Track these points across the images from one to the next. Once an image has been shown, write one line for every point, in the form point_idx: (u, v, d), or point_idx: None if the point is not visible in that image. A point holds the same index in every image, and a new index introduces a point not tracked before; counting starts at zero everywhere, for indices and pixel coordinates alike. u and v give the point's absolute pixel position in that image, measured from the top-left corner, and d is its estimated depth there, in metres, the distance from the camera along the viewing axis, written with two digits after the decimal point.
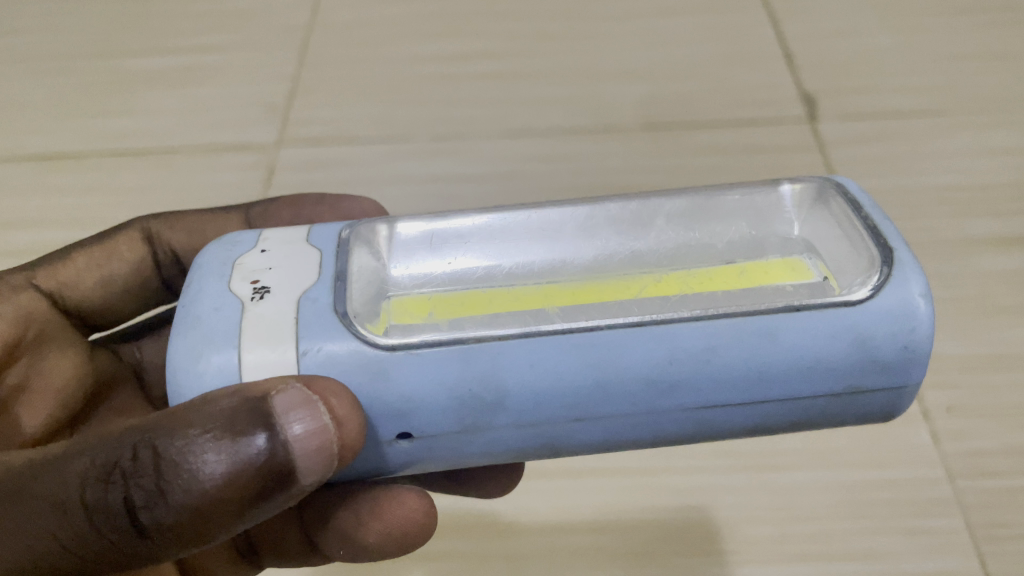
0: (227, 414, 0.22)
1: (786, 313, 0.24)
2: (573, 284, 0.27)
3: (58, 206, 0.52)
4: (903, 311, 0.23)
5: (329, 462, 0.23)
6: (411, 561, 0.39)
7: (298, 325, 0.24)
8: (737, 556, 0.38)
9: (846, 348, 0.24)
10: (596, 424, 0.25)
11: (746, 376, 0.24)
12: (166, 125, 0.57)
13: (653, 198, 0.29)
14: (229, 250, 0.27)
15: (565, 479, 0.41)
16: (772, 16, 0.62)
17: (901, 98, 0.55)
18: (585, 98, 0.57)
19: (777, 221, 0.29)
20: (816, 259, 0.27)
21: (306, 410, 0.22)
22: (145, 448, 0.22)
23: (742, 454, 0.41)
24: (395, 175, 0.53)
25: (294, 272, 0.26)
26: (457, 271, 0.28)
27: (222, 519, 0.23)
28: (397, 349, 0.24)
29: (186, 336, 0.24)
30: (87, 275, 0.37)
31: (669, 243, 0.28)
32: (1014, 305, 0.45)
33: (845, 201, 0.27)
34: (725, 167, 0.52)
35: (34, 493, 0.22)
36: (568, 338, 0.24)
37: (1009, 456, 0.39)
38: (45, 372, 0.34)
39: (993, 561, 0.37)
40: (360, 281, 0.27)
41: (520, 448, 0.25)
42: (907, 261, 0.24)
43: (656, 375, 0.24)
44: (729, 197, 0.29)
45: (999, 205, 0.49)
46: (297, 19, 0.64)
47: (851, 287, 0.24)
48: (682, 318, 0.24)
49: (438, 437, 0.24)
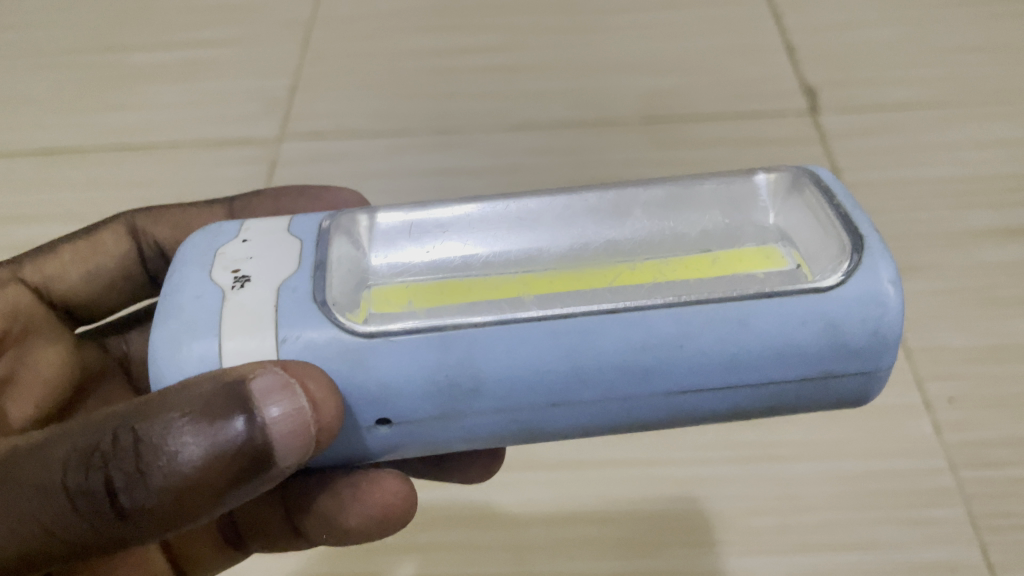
0: (206, 397, 0.21)
1: (757, 300, 0.23)
2: (545, 275, 0.26)
3: (60, 200, 0.53)
4: (872, 299, 0.22)
5: (307, 447, 0.23)
6: (409, 551, 0.39)
7: (277, 315, 0.23)
8: (738, 547, 0.38)
9: (817, 335, 0.22)
10: (569, 411, 0.24)
11: (720, 363, 0.23)
12: (166, 119, 0.57)
13: (630, 186, 0.27)
14: (212, 240, 0.26)
15: (566, 471, 0.41)
16: (772, 8, 0.62)
17: (902, 90, 0.55)
18: (585, 91, 0.57)
19: (752, 210, 0.27)
20: (790, 247, 0.25)
21: (284, 394, 0.22)
22: (126, 432, 0.22)
23: (741, 445, 0.41)
24: (395, 169, 0.54)
25: (275, 262, 0.25)
26: (435, 261, 0.27)
27: (202, 503, 0.22)
28: (375, 337, 0.23)
29: (168, 324, 0.23)
30: (72, 269, 0.37)
31: (645, 232, 0.27)
32: (1015, 295, 0.44)
33: (818, 190, 0.26)
34: (725, 159, 0.52)
35: (19, 477, 0.22)
36: (540, 325, 0.23)
37: (1010, 446, 0.39)
38: (33, 363, 0.34)
39: (994, 551, 0.37)
40: (341, 270, 0.26)
41: (496, 434, 0.24)
42: (877, 248, 0.23)
43: (630, 361, 0.23)
44: (706, 186, 0.27)
45: (1001, 196, 0.49)
46: (298, 13, 0.64)
47: (821, 276, 0.23)
48: (657, 306, 0.23)
49: (415, 423, 0.24)
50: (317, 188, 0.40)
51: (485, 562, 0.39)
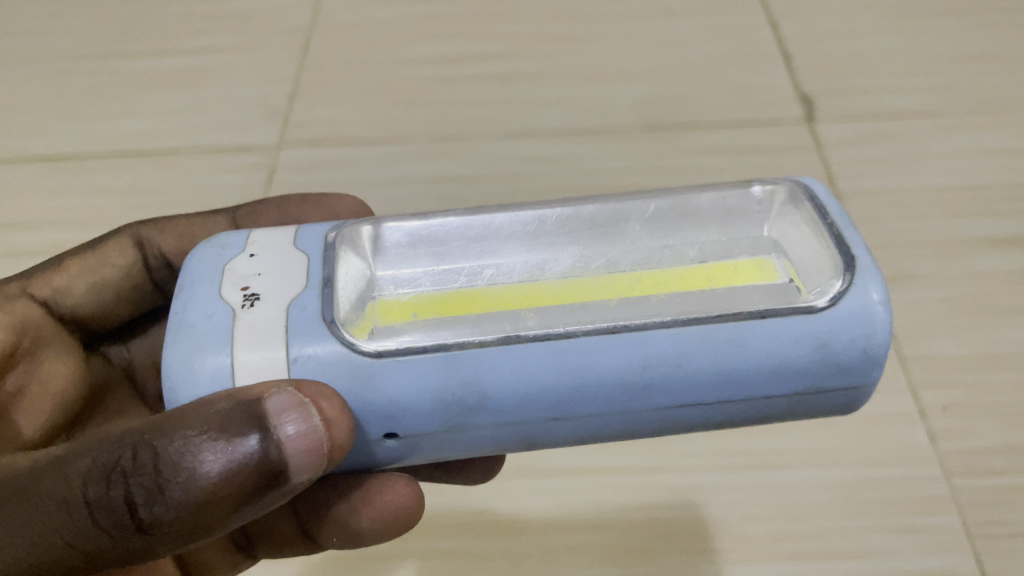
0: (223, 415, 0.22)
1: (751, 320, 0.23)
2: (548, 285, 0.26)
3: (58, 207, 0.53)
4: (862, 317, 0.23)
5: (320, 463, 0.23)
6: (409, 559, 0.39)
7: (287, 334, 0.24)
8: (736, 555, 0.38)
9: (808, 353, 0.23)
10: (571, 424, 0.24)
11: (716, 379, 0.23)
12: (167, 126, 0.57)
13: (628, 200, 0.28)
14: (218, 254, 0.26)
15: (565, 479, 0.41)
16: (771, 17, 0.62)
17: (899, 98, 0.56)
18: (585, 99, 0.57)
19: (746, 224, 0.28)
20: (783, 259, 0.26)
21: (298, 413, 0.22)
22: (145, 448, 0.22)
23: (740, 454, 0.41)
24: (396, 176, 0.54)
25: (284, 278, 0.25)
26: (437, 271, 0.27)
27: (219, 517, 0.22)
28: (383, 355, 0.23)
29: (180, 342, 0.23)
30: (80, 282, 0.37)
31: (643, 245, 0.27)
32: (1010, 305, 0.45)
33: (812, 206, 0.27)
34: (724, 166, 0.52)
35: (40, 491, 0.22)
36: (543, 344, 0.23)
37: (1005, 455, 0.40)
38: (43, 378, 0.34)
39: (988, 559, 0.37)
40: (348, 285, 0.26)
41: (500, 444, 0.25)
42: (868, 268, 0.23)
43: (631, 378, 0.23)
44: (702, 199, 0.28)
45: (996, 206, 0.49)
46: (298, 20, 0.64)
47: (814, 294, 0.24)
48: (656, 325, 0.23)
49: (422, 437, 0.24)
50: (316, 194, 0.40)
51: (486, 571, 0.39)
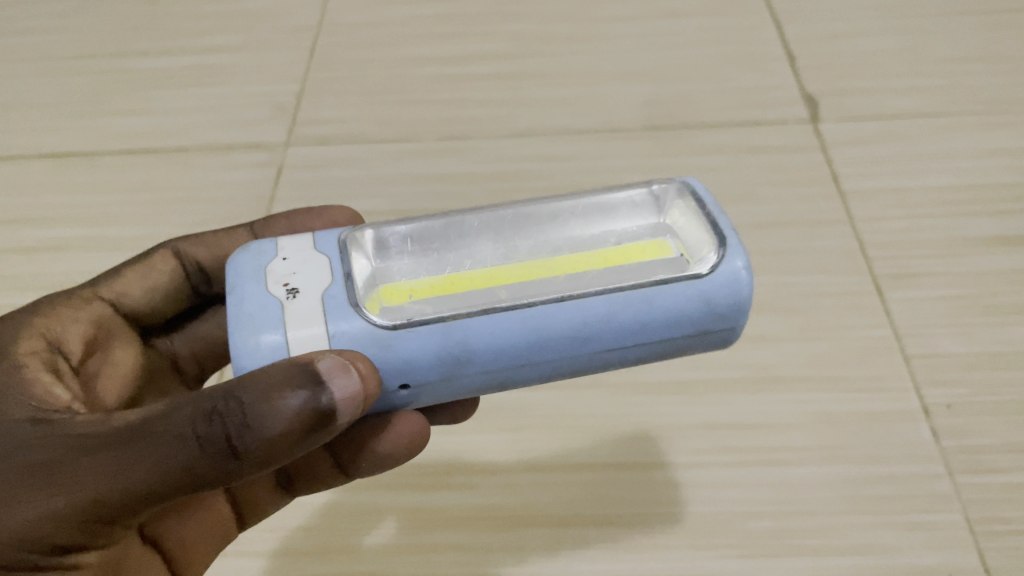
0: (281, 378, 0.23)
1: (655, 286, 0.25)
2: (508, 269, 0.27)
3: (69, 204, 0.53)
4: (733, 282, 0.25)
5: (358, 409, 0.24)
6: (409, 551, 0.39)
7: (325, 316, 0.25)
8: (742, 550, 0.38)
9: (697, 309, 0.25)
10: (533, 369, 0.26)
11: (631, 331, 0.25)
12: (177, 124, 0.58)
13: (552, 200, 0.29)
14: (257, 257, 0.26)
15: (568, 473, 0.41)
16: (774, 18, 0.63)
17: (903, 99, 0.56)
18: (590, 98, 0.58)
19: (643, 214, 0.29)
20: (675, 239, 0.28)
21: (342, 375, 0.23)
22: (221, 407, 0.23)
23: (745, 450, 0.41)
24: (401, 174, 0.54)
25: (321, 271, 0.26)
26: (409, 262, 0.28)
27: (293, 450, 0.24)
28: (399, 328, 0.25)
29: (237, 332, 0.24)
30: (135, 285, 0.37)
31: (571, 239, 0.28)
32: (1013, 303, 0.45)
33: (693, 201, 0.28)
34: (727, 165, 0.53)
35: (142, 442, 0.24)
36: (512, 313, 0.25)
37: (1009, 453, 0.40)
38: (115, 362, 0.36)
39: (993, 556, 0.37)
40: (365, 279, 0.27)
41: (472, 393, 0.26)
42: (733, 240, 0.26)
43: (574, 334, 0.25)
44: (615, 198, 0.29)
45: (999, 206, 0.50)
46: (305, 19, 0.65)
47: (697, 263, 0.26)
48: (591, 291, 0.25)
49: (417, 387, 0.25)
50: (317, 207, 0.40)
51: (490, 565, 0.39)
